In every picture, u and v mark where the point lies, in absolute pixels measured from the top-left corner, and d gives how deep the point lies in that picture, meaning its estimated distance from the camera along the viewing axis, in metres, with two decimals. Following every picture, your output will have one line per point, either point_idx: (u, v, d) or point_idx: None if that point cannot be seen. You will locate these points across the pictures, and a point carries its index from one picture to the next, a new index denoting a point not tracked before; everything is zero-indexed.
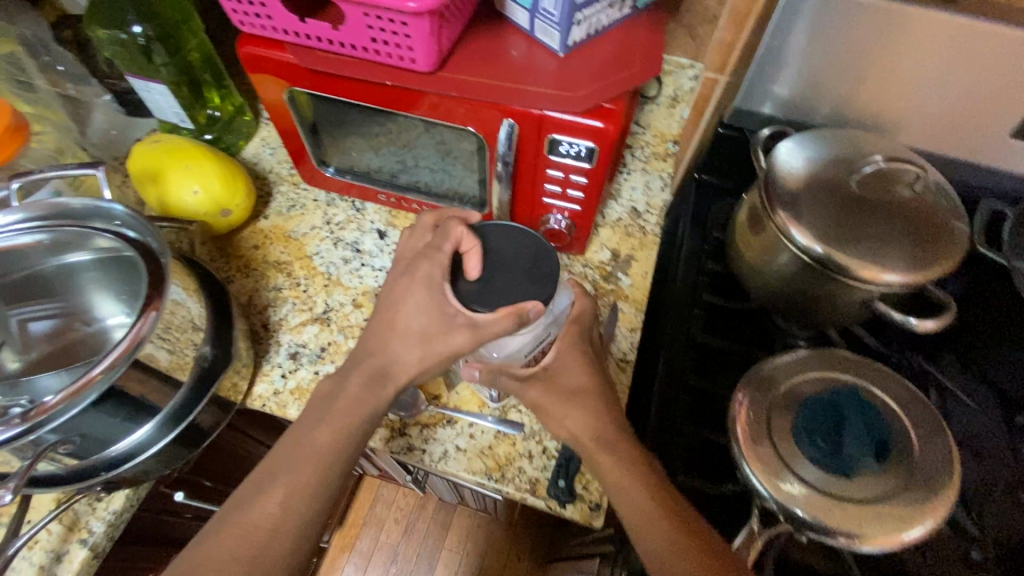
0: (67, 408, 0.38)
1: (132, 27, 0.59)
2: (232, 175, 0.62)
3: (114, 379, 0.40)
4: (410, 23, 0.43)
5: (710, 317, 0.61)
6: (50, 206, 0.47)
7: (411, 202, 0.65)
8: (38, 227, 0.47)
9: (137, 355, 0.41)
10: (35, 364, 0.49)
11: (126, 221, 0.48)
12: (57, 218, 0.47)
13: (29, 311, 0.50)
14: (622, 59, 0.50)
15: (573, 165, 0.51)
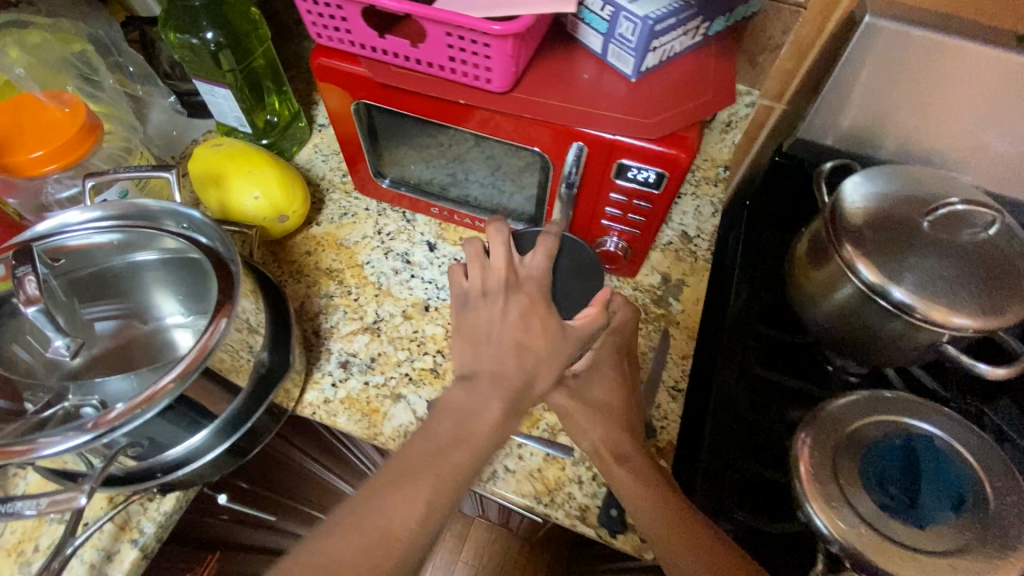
0: (137, 415, 0.39)
1: (205, 33, 0.60)
2: (289, 181, 0.62)
3: (183, 388, 0.40)
4: (492, 44, 0.43)
5: (763, 347, 0.60)
6: (128, 207, 0.48)
7: (463, 216, 0.66)
8: (114, 227, 0.48)
9: (206, 364, 0.41)
10: (99, 363, 0.46)
11: (198, 225, 0.48)
12: (135, 216, 0.49)
13: (96, 310, 0.49)
14: (693, 87, 0.50)
15: (639, 190, 0.51)
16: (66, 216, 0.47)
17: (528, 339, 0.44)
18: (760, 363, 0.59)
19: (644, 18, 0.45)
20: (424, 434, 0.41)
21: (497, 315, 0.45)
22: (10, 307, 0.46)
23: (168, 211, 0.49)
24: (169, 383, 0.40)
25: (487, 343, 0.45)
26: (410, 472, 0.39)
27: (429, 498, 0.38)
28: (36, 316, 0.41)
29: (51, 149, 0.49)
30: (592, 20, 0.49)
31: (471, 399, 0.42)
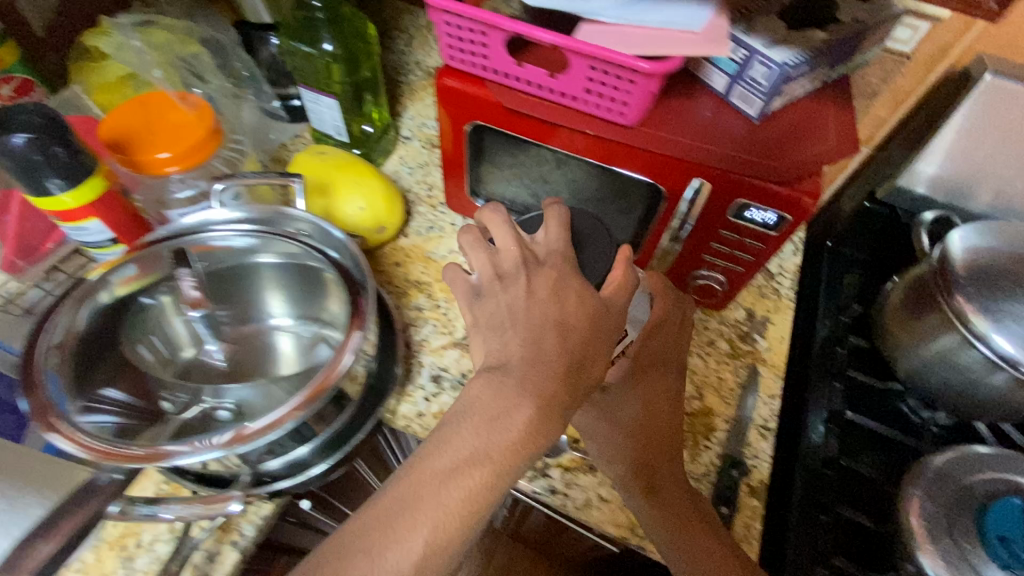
0: (267, 433, 0.39)
1: (324, 44, 0.60)
2: (390, 193, 0.63)
3: (313, 411, 0.40)
4: (637, 81, 0.44)
5: (851, 391, 0.61)
6: (268, 213, 0.48)
7: None
8: (253, 231, 0.47)
9: (336, 387, 0.41)
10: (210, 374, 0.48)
11: (334, 241, 0.48)
12: (270, 222, 0.48)
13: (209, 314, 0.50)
14: (816, 131, 0.50)
15: (754, 230, 0.51)
16: (212, 212, 0.48)
17: (570, 319, 0.42)
18: (846, 405, 0.60)
19: (781, 63, 0.46)
20: (457, 428, 0.39)
21: (523, 296, 0.42)
22: (135, 306, 0.46)
23: (303, 223, 0.49)
24: (296, 408, 0.40)
25: (514, 325, 0.42)
26: (422, 486, 0.38)
27: (472, 507, 0.38)
28: (197, 321, 0.47)
29: (178, 152, 0.50)
30: (721, 61, 0.49)
31: (499, 399, 0.39)
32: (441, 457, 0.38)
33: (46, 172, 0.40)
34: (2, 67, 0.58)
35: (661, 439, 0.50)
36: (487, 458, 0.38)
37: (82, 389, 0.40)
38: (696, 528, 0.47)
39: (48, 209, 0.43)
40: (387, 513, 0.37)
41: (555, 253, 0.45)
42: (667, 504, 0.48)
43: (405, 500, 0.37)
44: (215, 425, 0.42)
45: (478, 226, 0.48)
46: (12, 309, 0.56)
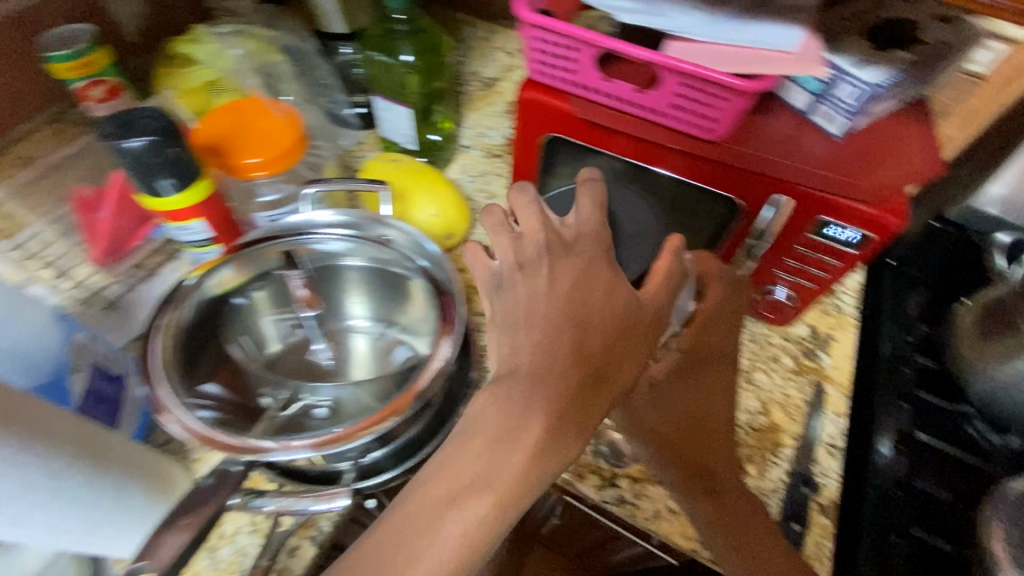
0: (361, 436, 0.39)
1: (404, 57, 0.63)
2: (459, 201, 0.64)
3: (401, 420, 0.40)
4: (730, 98, 0.45)
5: (920, 411, 0.61)
6: (367, 220, 0.49)
7: None
8: (351, 237, 0.48)
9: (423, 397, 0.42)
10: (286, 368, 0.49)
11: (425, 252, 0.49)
12: (366, 228, 0.49)
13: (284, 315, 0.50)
14: (900, 150, 0.50)
15: (833, 247, 0.51)
16: (316, 214, 0.48)
17: (594, 317, 0.39)
18: (914, 425, 0.60)
19: (871, 84, 0.47)
20: (464, 448, 0.37)
21: (544, 289, 0.40)
22: (229, 306, 0.47)
23: (400, 232, 0.49)
24: (390, 412, 0.40)
25: (529, 325, 0.39)
26: (424, 512, 0.36)
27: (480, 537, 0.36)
28: (307, 320, 0.50)
29: (268, 157, 0.51)
30: (804, 80, 0.50)
31: (504, 415, 0.37)
32: (448, 479, 0.37)
33: (163, 173, 0.42)
34: (88, 72, 0.60)
35: (701, 443, 0.48)
36: (495, 482, 0.37)
37: (188, 383, 0.42)
38: (756, 532, 0.47)
39: (159, 208, 0.45)
40: (392, 538, 0.36)
41: (586, 239, 0.43)
42: (709, 513, 0.47)
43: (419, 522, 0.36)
44: (311, 423, 0.44)
45: (503, 207, 0.44)
46: (98, 302, 0.58)
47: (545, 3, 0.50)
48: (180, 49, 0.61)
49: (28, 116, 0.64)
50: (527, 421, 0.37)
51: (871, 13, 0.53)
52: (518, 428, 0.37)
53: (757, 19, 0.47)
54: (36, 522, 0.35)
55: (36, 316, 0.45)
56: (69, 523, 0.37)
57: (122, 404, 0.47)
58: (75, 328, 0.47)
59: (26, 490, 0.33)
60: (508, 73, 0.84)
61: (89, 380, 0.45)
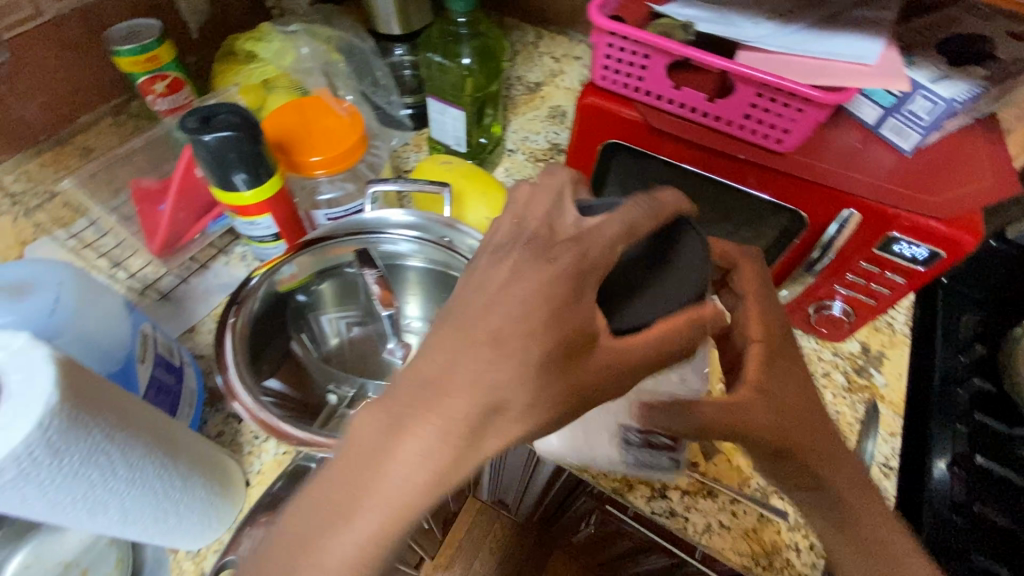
0: None
1: (463, 59, 0.64)
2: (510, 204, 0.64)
3: None
4: (806, 110, 0.45)
5: (976, 434, 0.59)
6: (435, 220, 0.47)
7: None
8: (417, 237, 0.48)
9: None
10: (339, 362, 0.49)
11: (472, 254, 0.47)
12: (432, 230, 0.48)
13: (338, 314, 0.51)
14: (974, 166, 0.49)
15: (899, 263, 0.50)
16: (387, 213, 0.48)
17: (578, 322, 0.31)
18: (971, 449, 0.58)
19: (949, 100, 0.46)
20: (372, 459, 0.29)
21: (558, 293, 0.31)
22: (293, 303, 0.48)
23: (466, 237, 0.48)
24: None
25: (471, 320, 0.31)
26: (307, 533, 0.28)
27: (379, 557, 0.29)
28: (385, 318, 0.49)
29: (328, 156, 0.51)
30: (874, 93, 0.50)
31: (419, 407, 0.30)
32: (328, 498, 0.29)
33: (236, 168, 0.42)
34: (153, 66, 0.61)
35: (800, 432, 0.42)
36: (384, 514, 0.28)
37: (255, 375, 0.42)
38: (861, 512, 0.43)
39: (229, 202, 0.45)
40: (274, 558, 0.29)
41: (619, 233, 0.33)
42: (835, 504, 0.43)
43: (291, 553, 0.28)
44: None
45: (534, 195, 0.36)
46: (152, 293, 0.59)
47: (615, 10, 0.50)
48: (245, 46, 0.63)
49: (90, 109, 0.65)
50: (440, 453, 0.29)
51: (944, 29, 0.52)
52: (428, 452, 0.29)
53: (827, 33, 0.48)
54: (111, 511, 0.34)
55: (110, 305, 0.43)
56: (140, 514, 0.36)
57: (181, 395, 0.48)
58: (140, 319, 0.46)
59: (109, 479, 0.33)
60: (553, 78, 0.83)
61: (154, 368, 0.45)
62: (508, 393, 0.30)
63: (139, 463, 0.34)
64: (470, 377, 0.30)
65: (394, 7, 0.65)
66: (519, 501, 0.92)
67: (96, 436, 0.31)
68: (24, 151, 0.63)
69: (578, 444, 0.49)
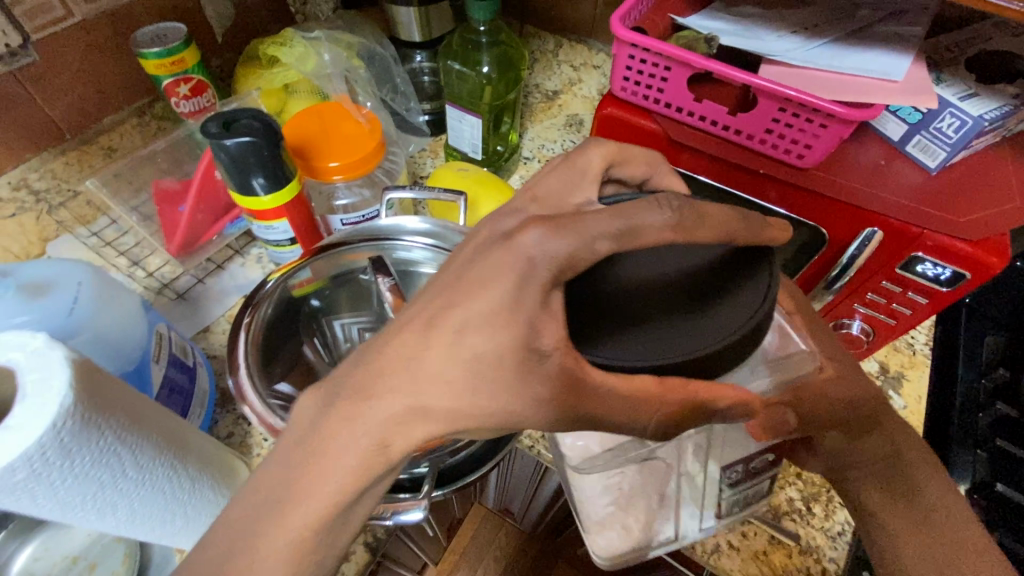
0: None
1: (482, 67, 0.64)
2: None
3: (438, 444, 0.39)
4: (829, 126, 0.44)
5: (999, 461, 0.56)
6: (447, 227, 0.48)
7: None
8: (429, 244, 0.47)
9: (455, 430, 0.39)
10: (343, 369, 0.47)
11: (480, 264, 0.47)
12: (447, 238, 0.47)
13: (346, 320, 0.49)
14: (1002, 185, 0.48)
15: (923, 283, 0.49)
16: (402, 219, 0.48)
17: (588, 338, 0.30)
18: (991, 476, 0.55)
19: (978, 118, 0.45)
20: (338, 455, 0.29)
21: None
22: (307, 308, 0.48)
23: None
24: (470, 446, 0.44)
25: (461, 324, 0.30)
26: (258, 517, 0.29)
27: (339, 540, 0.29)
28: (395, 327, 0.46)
29: (346, 162, 0.51)
30: (901, 109, 0.49)
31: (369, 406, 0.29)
32: (268, 485, 0.29)
33: (256, 172, 0.43)
34: (178, 69, 0.62)
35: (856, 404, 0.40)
36: (315, 504, 0.29)
37: (268, 378, 0.42)
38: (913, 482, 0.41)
39: (247, 206, 0.45)
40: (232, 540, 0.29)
41: None
42: (898, 479, 0.41)
43: (235, 540, 0.29)
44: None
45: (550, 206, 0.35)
46: (168, 293, 0.60)
47: (637, 21, 0.50)
48: (268, 51, 0.63)
49: (114, 109, 0.66)
50: (384, 450, 0.29)
51: (973, 45, 0.51)
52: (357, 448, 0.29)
53: (854, 48, 0.47)
54: (119, 513, 0.34)
55: (129, 305, 0.44)
56: (147, 515, 0.36)
57: (193, 396, 0.48)
58: (157, 319, 0.46)
59: (119, 480, 0.33)
60: (570, 87, 0.83)
61: (168, 368, 0.45)
62: (476, 398, 0.29)
63: (150, 464, 0.34)
64: (423, 375, 0.28)
65: (415, 14, 0.65)
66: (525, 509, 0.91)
67: (108, 438, 0.31)
68: (49, 149, 0.64)
69: (665, 518, 0.46)
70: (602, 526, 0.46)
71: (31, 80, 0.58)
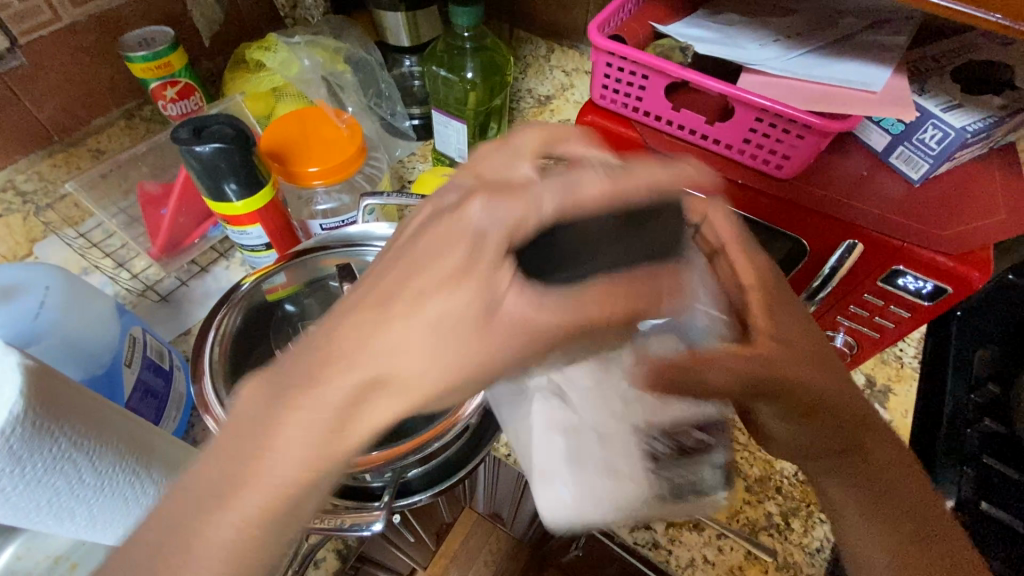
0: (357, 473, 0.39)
1: (467, 73, 0.64)
2: None
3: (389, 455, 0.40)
4: (806, 137, 0.43)
5: (986, 480, 0.55)
6: None
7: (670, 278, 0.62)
8: None
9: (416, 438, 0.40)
10: None
11: None
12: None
13: None
14: (985, 199, 0.47)
15: (903, 297, 0.48)
16: (374, 226, 0.48)
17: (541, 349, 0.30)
18: (974, 493, 0.54)
19: (961, 130, 0.44)
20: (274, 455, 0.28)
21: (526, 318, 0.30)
22: (279, 312, 0.47)
23: None
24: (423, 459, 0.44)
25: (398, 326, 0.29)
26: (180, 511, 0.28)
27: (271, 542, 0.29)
28: None
29: (326, 166, 0.51)
30: (884, 120, 0.48)
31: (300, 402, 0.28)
32: (192, 486, 0.28)
33: (228, 178, 0.43)
34: (164, 72, 0.62)
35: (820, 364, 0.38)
36: (238, 500, 0.28)
37: (234, 385, 0.42)
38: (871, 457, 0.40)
39: (221, 211, 0.46)
40: (148, 538, 0.28)
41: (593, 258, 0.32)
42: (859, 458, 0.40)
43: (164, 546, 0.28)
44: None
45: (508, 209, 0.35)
46: (151, 295, 0.60)
47: (616, 29, 0.50)
48: (253, 55, 0.64)
49: (103, 112, 0.67)
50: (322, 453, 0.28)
51: (960, 55, 0.50)
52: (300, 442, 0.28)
53: (834, 58, 0.46)
54: (78, 517, 0.34)
55: (100, 309, 0.44)
56: (107, 521, 0.36)
57: (167, 399, 0.48)
58: (130, 322, 0.47)
59: (75, 486, 0.33)
60: (562, 92, 0.83)
61: (141, 372, 0.46)
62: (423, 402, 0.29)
63: (109, 470, 0.34)
64: (368, 385, 0.28)
65: (402, 19, 0.66)
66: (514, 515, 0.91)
67: (62, 443, 0.31)
68: (37, 151, 0.64)
69: (597, 480, 0.40)
70: (547, 474, 0.42)
71: (18, 82, 0.58)
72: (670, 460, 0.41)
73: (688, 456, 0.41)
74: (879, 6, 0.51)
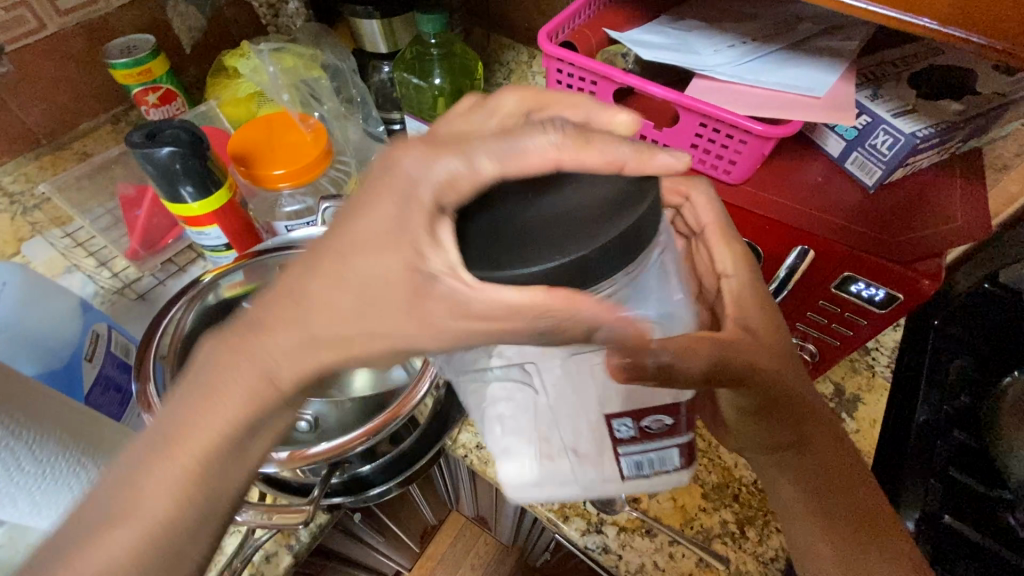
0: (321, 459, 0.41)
1: (435, 79, 0.65)
2: None
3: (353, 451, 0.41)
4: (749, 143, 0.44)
5: (949, 492, 0.54)
6: None
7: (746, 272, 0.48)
8: None
9: (375, 438, 0.42)
10: None
11: None
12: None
13: None
14: (939, 206, 0.46)
15: (858, 305, 0.47)
16: (318, 229, 0.50)
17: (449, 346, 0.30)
18: (938, 506, 0.53)
19: (910, 135, 0.43)
20: (184, 445, 0.29)
21: None
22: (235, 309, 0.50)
23: None
24: (364, 435, 0.41)
25: None
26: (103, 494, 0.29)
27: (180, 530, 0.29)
28: None
29: (290, 169, 0.52)
30: (839, 126, 0.48)
31: (214, 394, 0.29)
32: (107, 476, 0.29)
33: (183, 181, 0.44)
34: (145, 79, 0.64)
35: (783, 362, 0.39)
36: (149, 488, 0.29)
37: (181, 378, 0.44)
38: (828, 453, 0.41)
39: (180, 213, 0.47)
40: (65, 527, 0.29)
41: None
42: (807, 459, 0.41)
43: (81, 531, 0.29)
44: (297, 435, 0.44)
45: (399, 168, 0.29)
46: (129, 293, 0.62)
47: (568, 36, 0.51)
48: (230, 62, 0.66)
49: (89, 117, 0.69)
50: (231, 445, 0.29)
51: (921, 59, 0.50)
52: (204, 421, 0.29)
53: (783, 63, 0.46)
54: (20, 502, 0.36)
55: (64, 305, 0.46)
56: (51, 508, 0.38)
57: (129, 395, 0.49)
58: (95, 319, 0.49)
59: (15, 473, 0.34)
60: None
61: (103, 367, 0.47)
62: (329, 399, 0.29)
63: (50, 459, 0.36)
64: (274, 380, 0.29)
65: (378, 26, 0.67)
66: (494, 516, 0.90)
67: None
68: (26, 153, 0.67)
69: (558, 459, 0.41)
70: (505, 454, 0.41)
71: (5, 87, 0.61)
72: (637, 448, 0.38)
73: (656, 443, 0.38)
74: (836, 12, 0.51)
